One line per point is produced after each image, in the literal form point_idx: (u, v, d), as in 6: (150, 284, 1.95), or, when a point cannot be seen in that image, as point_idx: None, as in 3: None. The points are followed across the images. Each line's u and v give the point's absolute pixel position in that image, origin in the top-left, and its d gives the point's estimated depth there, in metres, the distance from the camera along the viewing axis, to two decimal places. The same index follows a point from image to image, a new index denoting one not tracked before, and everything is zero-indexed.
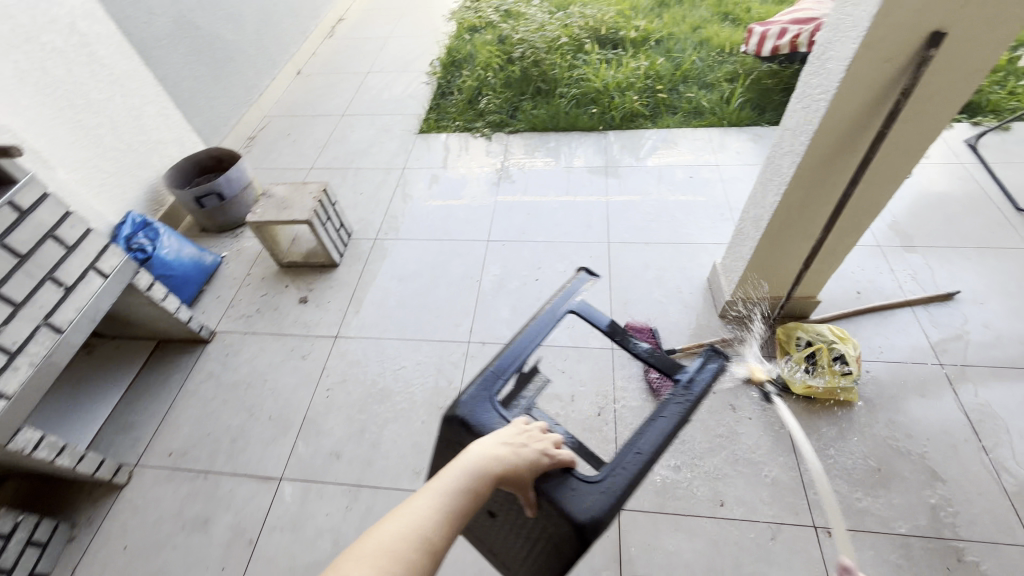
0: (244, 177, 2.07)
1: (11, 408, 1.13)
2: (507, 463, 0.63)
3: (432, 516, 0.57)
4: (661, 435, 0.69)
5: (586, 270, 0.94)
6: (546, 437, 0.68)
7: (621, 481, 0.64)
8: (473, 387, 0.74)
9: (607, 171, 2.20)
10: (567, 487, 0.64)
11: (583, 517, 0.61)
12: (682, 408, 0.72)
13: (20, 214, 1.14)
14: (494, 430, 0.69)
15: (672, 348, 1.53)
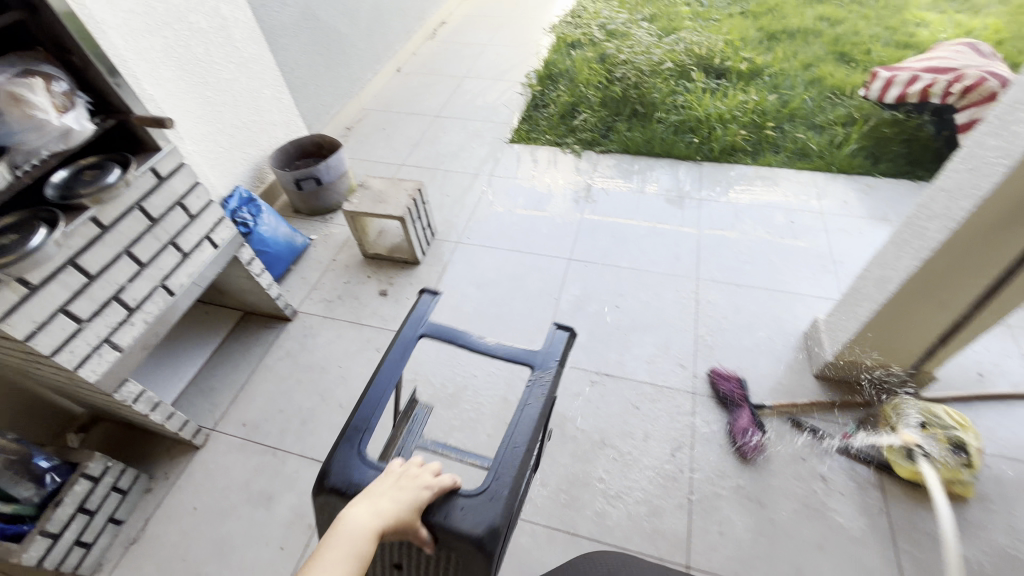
0: (342, 166, 2.14)
1: (122, 360, 1.20)
2: (398, 503, 0.74)
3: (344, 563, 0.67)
4: (532, 425, 0.85)
5: (431, 289, 1.10)
6: (423, 469, 0.80)
7: (504, 481, 0.79)
8: (341, 451, 0.83)
9: (700, 204, 2.11)
10: (452, 508, 0.77)
11: (475, 530, 0.74)
12: (544, 393, 0.89)
13: (159, 180, 1.21)
14: (372, 482, 0.79)
15: (761, 403, 1.43)
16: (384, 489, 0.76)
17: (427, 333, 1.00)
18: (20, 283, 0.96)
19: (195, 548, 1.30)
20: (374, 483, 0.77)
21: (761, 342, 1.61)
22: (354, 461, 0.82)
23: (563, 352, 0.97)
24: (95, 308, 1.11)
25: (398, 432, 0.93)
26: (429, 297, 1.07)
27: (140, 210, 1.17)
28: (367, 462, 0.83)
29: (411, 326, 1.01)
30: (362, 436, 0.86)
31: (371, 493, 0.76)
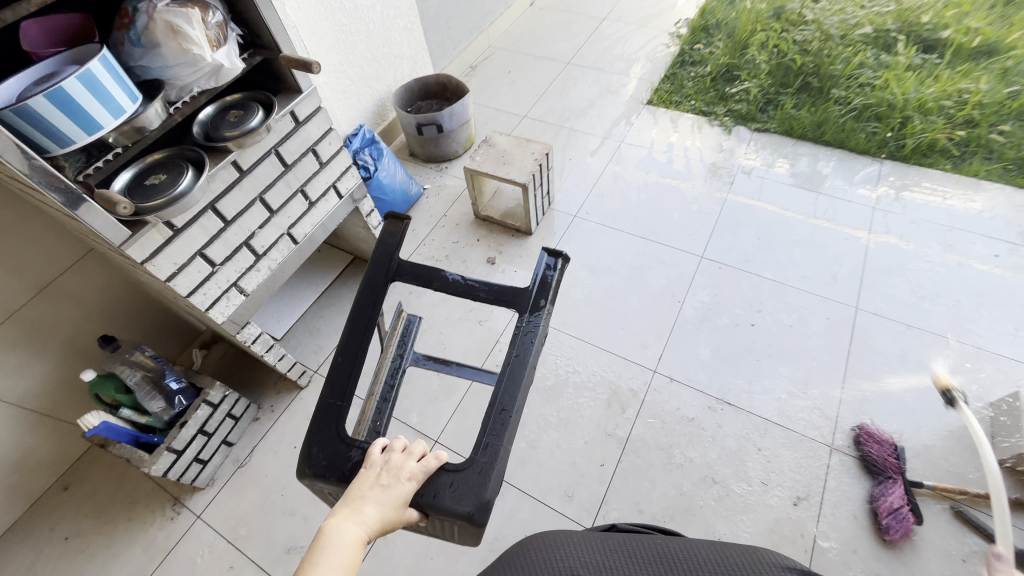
0: (465, 114, 2.00)
1: (246, 304, 1.21)
2: (382, 506, 0.79)
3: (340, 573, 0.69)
4: (515, 385, 0.91)
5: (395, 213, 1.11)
6: (404, 454, 0.84)
7: (492, 447, 0.86)
8: (319, 435, 0.91)
9: (874, 213, 1.75)
10: (439, 488, 0.83)
11: (464, 507, 0.82)
12: (535, 350, 0.95)
13: (296, 125, 1.15)
14: (358, 480, 0.82)
15: (917, 481, 1.20)
16: (365, 491, 0.80)
17: (398, 276, 1.05)
18: (165, 225, 0.96)
19: (292, 486, 1.37)
20: (353, 487, 0.80)
21: (928, 403, 1.33)
22: (336, 444, 0.90)
23: (551, 288, 1.02)
24: (228, 252, 1.10)
25: (387, 356, 1.07)
26: (399, 228, 1.06)
27: (276, 154, 1.12)
28: (348, 444, 0.90)
29: (378, 267, 1.04)
30: (340, 411, 0.93)
31: (350, 498, 0.79)
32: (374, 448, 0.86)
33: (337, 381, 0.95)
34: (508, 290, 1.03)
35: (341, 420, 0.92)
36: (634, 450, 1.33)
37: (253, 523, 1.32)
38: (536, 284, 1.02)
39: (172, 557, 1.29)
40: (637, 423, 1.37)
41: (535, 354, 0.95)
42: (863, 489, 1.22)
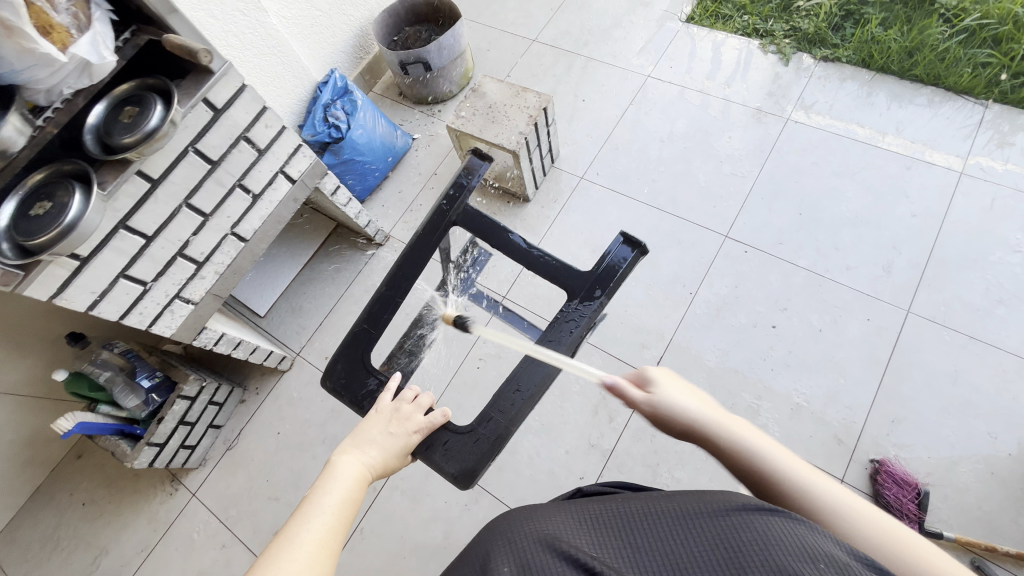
0: (456, 46, 1.68)
1: (197, 312, 1.12)
2: (388, 449, 0.77)
3: (343, 505, 0.66)
4: (541, 370, 0.83)
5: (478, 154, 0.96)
6: (415, 405, 0.82)
7: (497, 423, 0.82)
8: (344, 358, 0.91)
9: (958, 182, 1.39)
10: (436, 443, 0.82)
11: (454, 468, 0.81)
12: (569, 345, 0.85)
13: (215, 113, 0.95)
14: (370, 420, 0.81)
15: (936, 531, 1.05)
16: (374, 434, 0.78)
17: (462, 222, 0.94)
18: (68, 258, 0.84)
19: (277, 472, 1.40)
20: (362, 429, 0.78)
21: (972, 437, 1.14)
22: (358, 371, 0.90)
23: (618, 277, 0.87)
24: (158, 268, 0.99)
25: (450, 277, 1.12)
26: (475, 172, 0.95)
27: (194, 152, 0.95)
28: (368, 372, 0.90)
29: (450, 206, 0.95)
30: (370, 339, 0.92)
31: (359, 438, 0.76)
32: (386, 395, 0.84)
33: (377, 307, 0.93)
34: (572, 268, 0.90)
35: (369, 348, 0.92)
36: (618, 465, 1.24)
37: (242, 505, 1.38)
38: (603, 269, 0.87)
39: (174, 531, 1.38)
40: (624, 435, 1.27)
41: (569, 350, 0.85)
42: None
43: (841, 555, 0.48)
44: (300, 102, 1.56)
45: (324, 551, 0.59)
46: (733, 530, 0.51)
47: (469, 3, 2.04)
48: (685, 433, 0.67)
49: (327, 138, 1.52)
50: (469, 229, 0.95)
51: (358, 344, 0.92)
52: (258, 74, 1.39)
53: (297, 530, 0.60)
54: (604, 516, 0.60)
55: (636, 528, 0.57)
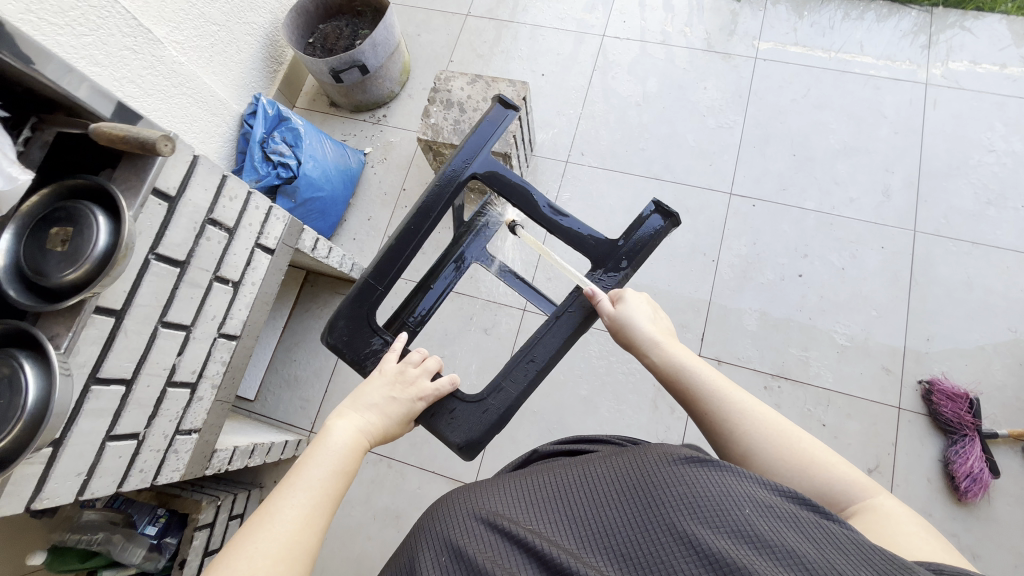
0: (390, 39, 1.46)
1: (202, 439, 0.91)
2: (388, 417, 0.69)
3: (332, 477, 0.59)
4: (558, 343, 0.77)
5: (508, 100, 0.80)
6: (421, 370, 0.74)
7: (508, 393, 0.76)
8: (344, 308, 0.79)
9: (926, 93, 1.43)
10: (442, 409, 0.75)
11: (458, 438, 0.75)
12: (586, 314, 0.77)
13: (169, 203, 0.72)
14: (375, 377, 0.72)
15: (992, 432, 1.13)
16: (374, 397, 0.69)
17: (479, 173, 0.80)
18: (40, 449, 0.62)
19: (330, 567, 1.23)
20: (364, 386, 0.70)
21: (996, 336, 1.22)
22: (361, 330, 0.79)
23: (645, 251, 0.79)
24: (148, 411, 0.78)
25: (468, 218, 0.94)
26: (501, 118, 0.80)
27: (156, 259, 0.73)
28: (373, 330, 0.79)
29: (464, 156, 0.80)
30: (376, 296, 0.79)
31: (357, 398, 0.69)
32: (391, 354, 0.75)
33: (384, 259, 0.78)
34: (595, 235, 0.80)
35: (376, 306, 0.79)
36: None
37: None
38: (634, 241, 0.78)
39: None
40: (690, 422, 1.24)
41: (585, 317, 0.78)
42: (934, 447, 1.16)
43: (771, 497, 0.47)
44: (227, 142, 1.29)
45: (308, 526, 0.54)
46: (682, 486, 0.48)
47: None
48: (629, 345, 0.73)
49: (276, 180, 1.27)
50: (491, 184, 0.81)
51: (359, 300, 0.79)
52: (176, 118, 1.12)
53: (278, 505, 0.54)
54: (546, 489, 0.54)
55: (585, 497, 0.51)
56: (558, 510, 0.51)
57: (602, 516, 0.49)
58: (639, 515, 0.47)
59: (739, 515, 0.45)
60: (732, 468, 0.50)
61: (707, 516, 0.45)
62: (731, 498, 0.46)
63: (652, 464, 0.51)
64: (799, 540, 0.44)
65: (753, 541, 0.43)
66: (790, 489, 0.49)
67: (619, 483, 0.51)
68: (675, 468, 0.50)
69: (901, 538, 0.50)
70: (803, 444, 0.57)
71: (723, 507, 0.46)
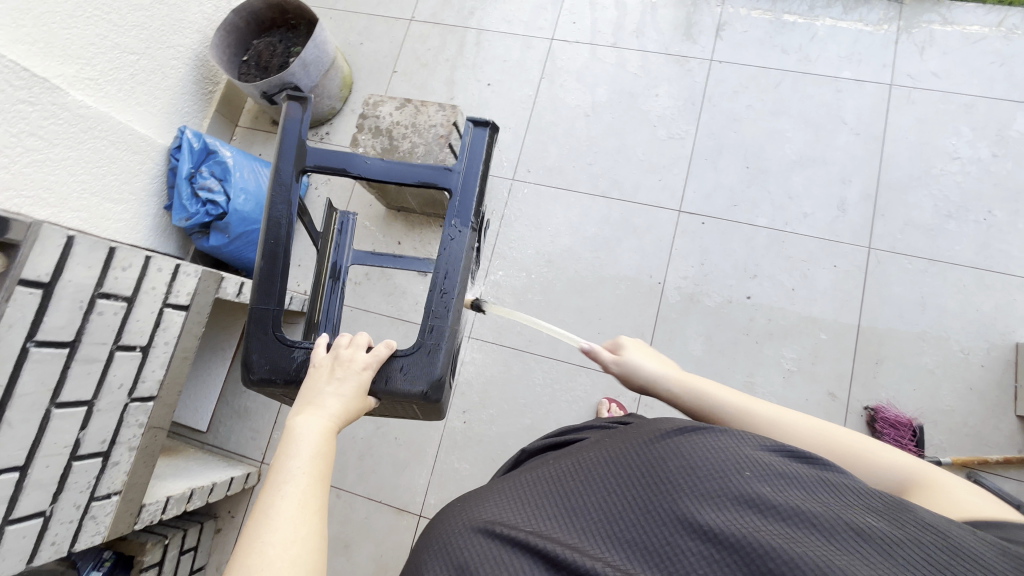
0: (323, 56, 1.39)
1: (126, 499, 0.92)
2: (343, 399, 0.59)
3: (315, 462, 0.51)
4: (461, 258, 0.70)
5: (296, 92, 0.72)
6: (354, 345, 0.63)
7: (441, 327, 0.68)
8: (253, 341, 0.68)
9: (890, 95, 1.34)
10: (392, 372, 0.66)
11: (417, 387, 0.66)
12: (463, 253, 0.71)
13: (44, 290, 0.71)
14: (309, 377, 0.61)
15: (936, 460, 1.12)
16: (322, 387, 0.59)
17: (314, 167, 0.72)
18: None
19: None
20: (304, 386, 0.60)
21: (948, 358, 1.18)
22: (278, 350, 0.69)
23: (484, 161, 0.74)
24: (52, 489, 0.79)
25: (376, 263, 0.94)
26: (297, 108, 0.72)
27: (37, 346, 0.72)
28: (289, 343, 0.68)
29: (290, 161, 0.72)
30: (277, 314, 0.69)
31: (308, 394, 0.59)
32: (318, 347, 0.64)
33: (261, 278, 0.69)
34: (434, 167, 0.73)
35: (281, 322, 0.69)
36: None
37: None
38: (472, 159, 0.72)
39: None
40: None
41: (469, 255, 0.71)
42: None
43: (770, 458, 0.41)
44: (156, 181, 1.28)
45: (307, 510, 0.47)
46: (676, 461, 0.41)
47: None
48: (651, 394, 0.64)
49: (206, 217, 1.26)
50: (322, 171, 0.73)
51: (263, 324, 0.69)
52: (89, 162, 1.09)
53: (270, 502, 0.47)
54: (525, 483, 0.45)
55: (576, 485, 0.42)
56: (545, 501, 0.42)
57: (598, 503, 0.40)
58: (643, 498, 0.39)
59: (740, 480, 0.39)
60: (728, 431, 0.44)
61: (722, 489, 0.38)
62: (743, 466, 0.40)
63: (648, 439, 0.44)
64: (803, 497, 0.38)
65: (756, 504, 0.37)
66: (795, 447, 0.43)
67: (607, 467, 0.43)
68: (668, 442, 0.43)
69: (948, 502, 0.45)
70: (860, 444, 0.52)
71: (737, 476, 0.39)
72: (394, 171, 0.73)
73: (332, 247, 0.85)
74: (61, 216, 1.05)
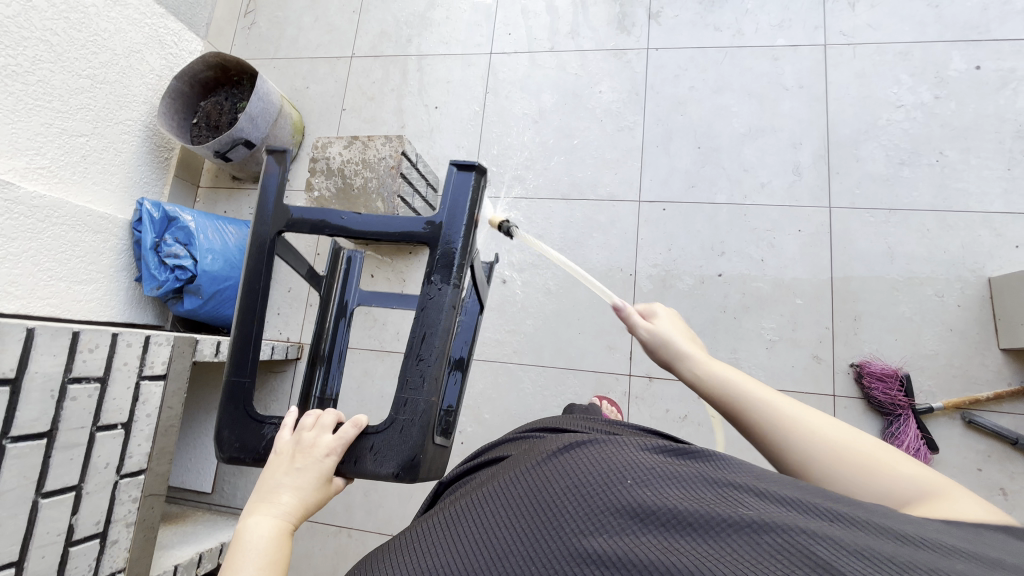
0: (269, 107, 1.42)
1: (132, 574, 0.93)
2: (301, 491, 0.57)
3: (267, 568, 0.49)
4: (442, 322, 0.64)
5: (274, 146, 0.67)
6: (317, 428, 0.61)
7: (418, 402, 0.63)
8: (219, 417, 0.65)
9: (826, 55, 1.36)
10: (362, 451, 0.62)
11: (390, 468, 0.62)
12: (445, 318, 0.64)
13: (11, 385, 0.73)
14: (266, 469, 0.58)
15: (928, 406, 1.12)
16: (280, 478, 0.57)
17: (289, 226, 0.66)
18: None
19: None
20: (262, 477, 0.57)
21: (924, 304, 1.19)
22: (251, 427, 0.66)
23: (469, 211, 0.65)
24: None
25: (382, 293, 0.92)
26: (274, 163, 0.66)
27: (13, 442, 0.74)
28: (259, 419, 0.66)
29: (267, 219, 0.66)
30: (248, 390, 0.66)
31: (263, 488, 0.56)
32: (282, 429, 0.62)
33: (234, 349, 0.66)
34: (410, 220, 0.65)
35: (252, 398, 0.66)
36: None
37: None
38: (453, 212, 0.64)
39: None
40: None
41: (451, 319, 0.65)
42: (872, 430, 1.15)
43: (656, 464, 0.43)
44: (123, 255, 1.30)
45: None
46: (566, 483, 0.42)
47: (259, 37, 1.71)
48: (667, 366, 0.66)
49: (176, 283, 1.28)
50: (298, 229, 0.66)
51: (234, 397, 0.66)
52: (51, 249, 1.11)
53: None
54: (427, 523, 0.45)
55: (473, 516, 0.43)
56: (440, 539, 0.41)
57: (491, 531, 0.40)
58: (534, 518, 0.40)
59: (625, 492, 0.40)
60: (614, 444, 0.46)
61: (606, 499, 0.40)
62: (627, 473, 0.42)
63: (541, 461, 0.45)
64: (682, 497, 0.40)
65: (640, 513, 0.39)
66: (677, 448, 0.46)
67: (504, 502, 0.43)
68: (558, 464, 0.44)
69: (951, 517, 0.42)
70: (862, 443, 0.50)
71: (621, 485, 0.41)
72: (368, 227, 0.65)
73: (340, 281, 0.76)
74: (31, 306, 1.07)
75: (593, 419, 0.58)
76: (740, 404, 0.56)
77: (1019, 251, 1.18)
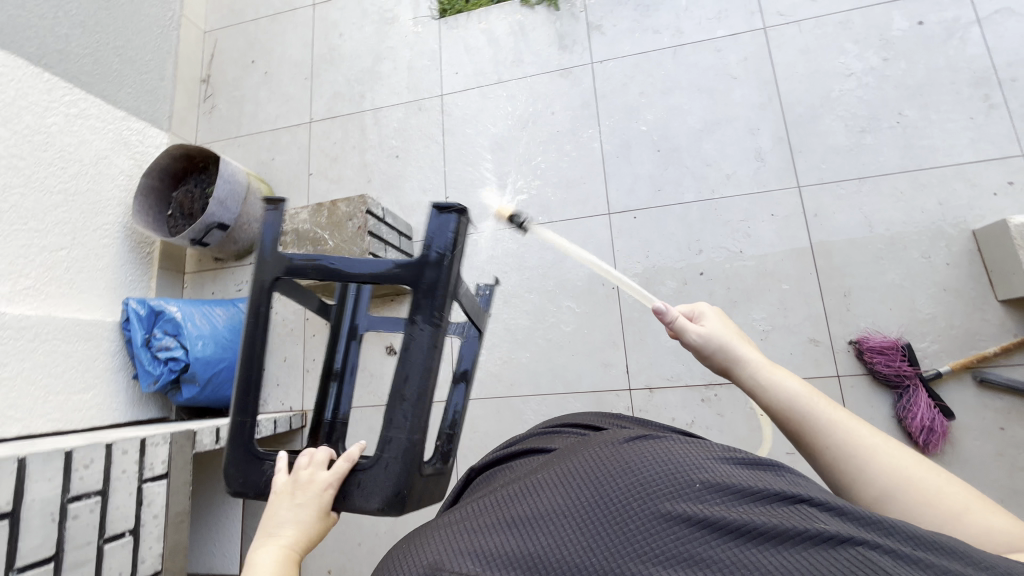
0: (237, 187, 1.45)
1: None
2: (303, 525, 0.56)
3: None
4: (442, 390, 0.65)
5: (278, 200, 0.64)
6: (312, 466, 0.59)
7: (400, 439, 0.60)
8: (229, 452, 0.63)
9: (767, 38, 1.36)
10: (351, 488, 0.60)
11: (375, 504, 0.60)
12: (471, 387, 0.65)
13: (10, 517, 0.74)
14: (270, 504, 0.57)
15: (935, 372, 1.09)
16: (282, 512, 0.56)
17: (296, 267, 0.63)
18: None
19: None
20: (265, 512, 0.56)
21: (913, 268, 1.16)
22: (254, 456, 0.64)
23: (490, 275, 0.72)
24: None
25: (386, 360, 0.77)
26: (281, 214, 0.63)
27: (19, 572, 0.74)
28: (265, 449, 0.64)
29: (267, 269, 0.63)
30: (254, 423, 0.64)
31: (268, 521, 0.56)
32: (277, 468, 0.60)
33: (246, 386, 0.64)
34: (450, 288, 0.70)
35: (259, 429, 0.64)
36: None
37: None
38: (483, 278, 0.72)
39: None
40: None
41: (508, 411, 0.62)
42: (884, 405, 1.12)
43: (727, 470, 0.38)
44: (116, 355, 1.33)
45: None
46: (630, 479, 0.37)
47: (220, 119, 1.76)
48: (724, 371, 0.63)
49: (172, 373, 1.31)
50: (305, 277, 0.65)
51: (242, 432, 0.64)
52: (46, 365, 1.14)
53: None
54: (476, 505, 0.41)
55: (526, 501, 0.39)
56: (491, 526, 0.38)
57: (546, 522, 0.36)
58: (573, 521, 0.36)
59: (694, 499, 0.35)
60: (680, 441, 0.40)
61: (669, 505, 0.35)
62: (690, 477, 0.37)
63: (599, 450, 0.41)
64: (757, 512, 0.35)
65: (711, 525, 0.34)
66: (748, 455, 0.40)
67: (559, 488, 0.38)
68: (616, 456, 0.39)
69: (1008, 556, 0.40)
70: (950, 487, 0.44)
71: (674, 490, 0.36)
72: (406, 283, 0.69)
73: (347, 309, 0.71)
74: (33, 424, 1.09)
75: (619, 416, 0.58)
76: (805, 418, 0.52)
77: (998, 198, 1.15)
